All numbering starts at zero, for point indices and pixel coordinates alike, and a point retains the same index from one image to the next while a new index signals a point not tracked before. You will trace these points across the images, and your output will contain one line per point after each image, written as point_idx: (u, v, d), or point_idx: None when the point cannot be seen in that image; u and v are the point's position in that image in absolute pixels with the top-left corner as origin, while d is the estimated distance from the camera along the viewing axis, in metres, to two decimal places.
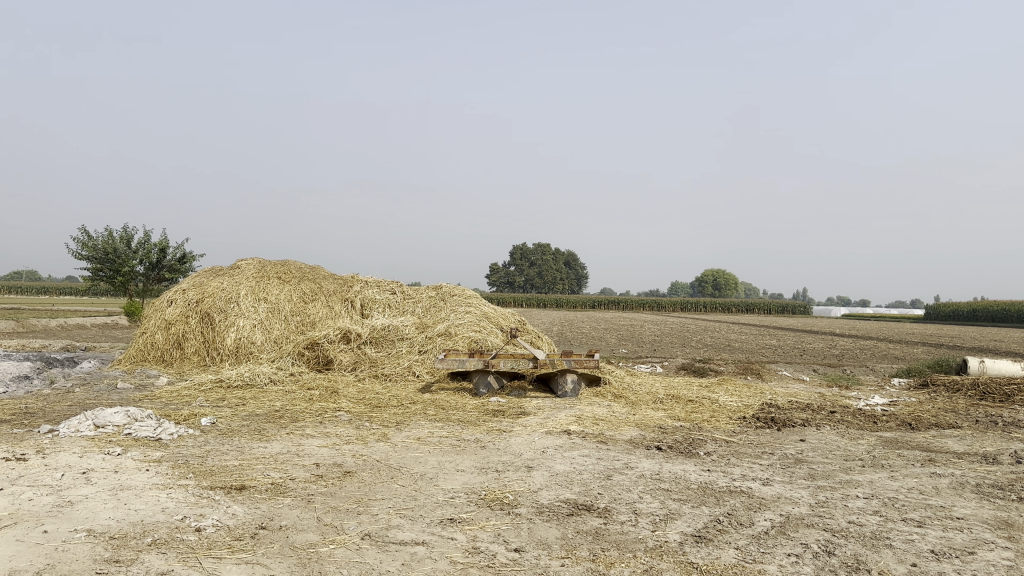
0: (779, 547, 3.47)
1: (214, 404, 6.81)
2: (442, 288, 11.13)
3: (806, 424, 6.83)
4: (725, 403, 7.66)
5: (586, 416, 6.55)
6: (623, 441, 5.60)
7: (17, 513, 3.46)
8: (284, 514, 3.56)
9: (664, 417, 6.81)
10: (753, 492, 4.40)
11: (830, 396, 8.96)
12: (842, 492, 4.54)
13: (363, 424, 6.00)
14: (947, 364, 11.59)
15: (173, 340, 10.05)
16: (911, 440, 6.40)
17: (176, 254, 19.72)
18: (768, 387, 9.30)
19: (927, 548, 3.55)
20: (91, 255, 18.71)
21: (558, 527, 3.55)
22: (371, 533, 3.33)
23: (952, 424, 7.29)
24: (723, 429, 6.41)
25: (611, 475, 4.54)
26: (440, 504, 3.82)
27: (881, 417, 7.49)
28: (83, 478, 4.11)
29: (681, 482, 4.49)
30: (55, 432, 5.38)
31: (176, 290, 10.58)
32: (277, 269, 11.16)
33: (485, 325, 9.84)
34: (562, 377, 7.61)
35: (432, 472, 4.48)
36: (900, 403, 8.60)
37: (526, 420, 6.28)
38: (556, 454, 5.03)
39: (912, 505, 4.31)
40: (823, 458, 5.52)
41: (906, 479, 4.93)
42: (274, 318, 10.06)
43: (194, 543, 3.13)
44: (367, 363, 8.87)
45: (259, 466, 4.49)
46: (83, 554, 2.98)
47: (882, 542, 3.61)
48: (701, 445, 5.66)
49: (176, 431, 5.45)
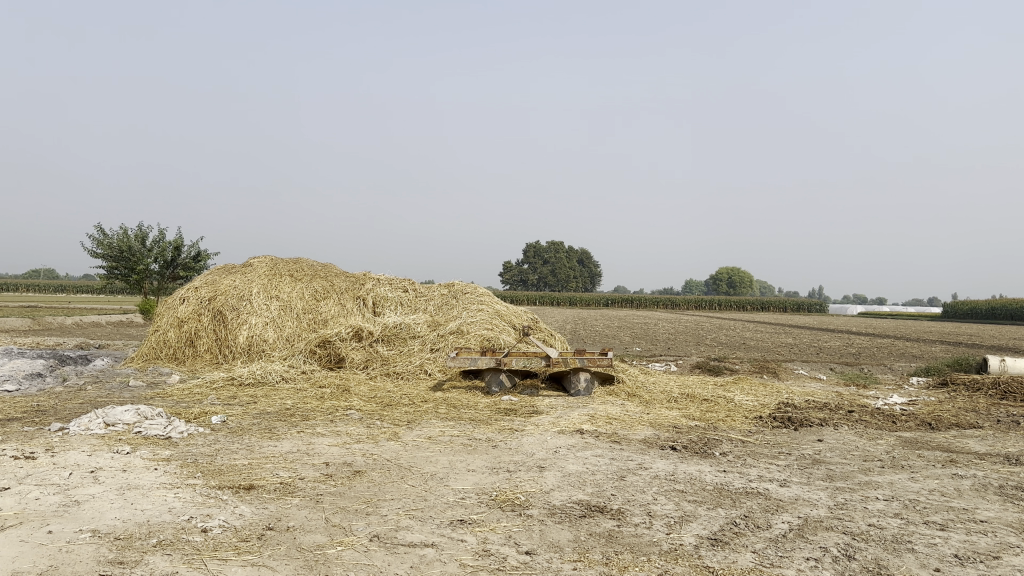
0: (797, 551, 3.38)
1: (226, 402, 6.79)
2: (454, 284, 11.10)
3: (823, 424, 6.71)
4: (740, 402, 7.54)
5: (600, 415, 6.46)
6: (637, 441, 5.51)
7: (24, 512, 3.43)
8: (292, 515, 3.51)
9: (678, 416, 6.70)
10: (770, 493, 4.31)
11: (848, 395, 8.80)
12: (862, 494, 4.44)
13: (374, 423, 5.94)
14: (967, 363, 11.39)
15: (186, 337, 10.07)
16: (932, 440, 6.27)
17: (191, 253, 19.84)
18: (784, 386, 9.15)
19: (951, 552, 3.45)
20: (107, 253, 18.80)
21: (570, 529, 3.47)
22: (380, 535, 3.28)
23: (973, 424, 7.14)
24: (739, 429, 6.30)
25: (624, 476, 4.46)
26: (450, 505, 3.76)
27: (900, 416, 7.36)
28: (92, 477, 4.08)
29: (697, 483, 4.41)
30: (65, 430, 5.38)
31: (189, 287, 10.57)
32: (289, 267, 11.15)
33: (498, 322, 9.77)
34: (575, 376, 7.54)
35: (443, 472, 4.41)
36: (920, 403, 8.44)
37: (538, 420, 6.20)
38: (569, 454, 4.95)
39: (934, 507, 4.20)
40: (841, 459, 5.41)
41: (927, 481, 4.82)
42: (285, 315, 10.04)
43: (200, 544, 3.08)
44: (379, 361, 8.84)
45: (268, 466, 4.44)
46: (87, 555, 2.94)
47: (903, 546, 3.51)
48: (716, 445, 5.56)
49: (186, 429, 5.42)
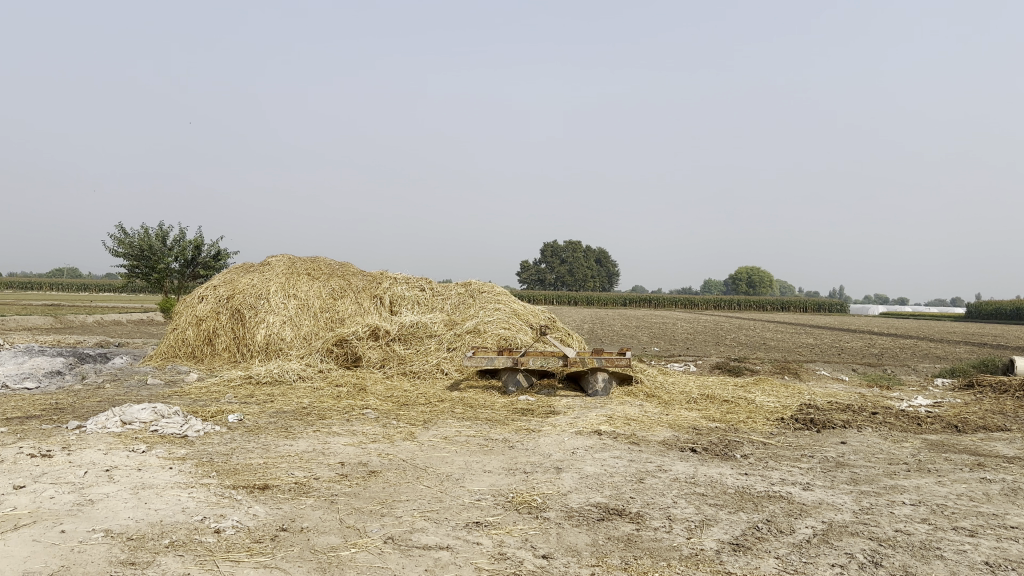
0: (822, 557, 3.28)
1: (243, 401, 6.78)
2: (471, 283, 11.05)
3: (846, 426, 6.60)
4: (762, 403, 7.43)
5: (618, 416, 6.39)
6: (656, 442, 5.43)
7: (38, 511, 3.42)
8: (306, 515, 3.47)
9: (698, 417, 6.61)
10: (793, 497, 4.21)
11: (872, 396, 8.66)
12: (888, 498, 4.32)
13: (390, 422, 5.90)
14: (993, 364, 11.17)
15: (204, 336, 10.11)
16: (959, 443, 6.13)
17: (211, 252, 19.94)
18: (807, 387, 9.02)
19: (981, 559, 3.34)
20: (128, 252, 18.91)
21: (588, 533, 3.40)
22: (394, 537, 3.22)
23: (1001, 426, 6.98)
24: (761, 430, 6.20)
25: (643, 478, 4.38)
26: (466, 507, 3.70)
27: (925, 419, 7.21)
28: (107, 476, 4.07)
29: (717, 486, 4.31)
30: (82, 428, 5.38)
31: (208, 286, 10.63)
32: (307, 266, 11.16)
33: (515, 322, 9.70)
34: (593, 376, 7.45)
35: (459, 473, 4.36)
36: (946, 405, 8.28)
37: (556, 420, 6.13)
38: (587, 455, 4.88)
39: (962, 512, 4.08)
40: (865, 462, 5.29)
41: (954, 485, 4.70)
42: (303, 314, 10.02)
43: (213, 546, 3.04)
44: (395, 360, 8.81)
45: (284, 465, 4.41)
46: (99, 556, 2.91)
47: (932, 553, 3.40)
48: (738, 447, 5.47)
49: (202, 428, 5.41)
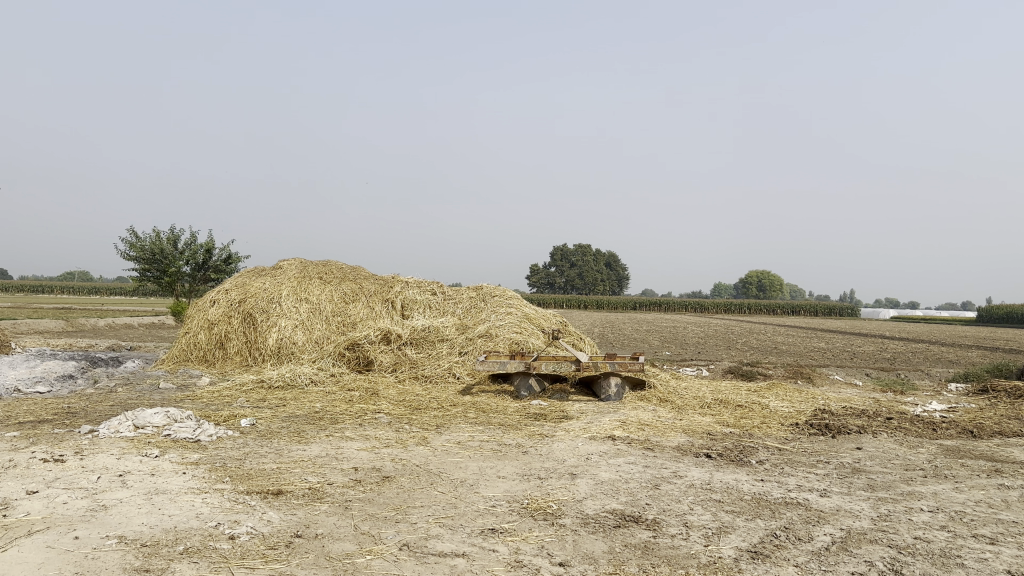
0: (841, 565, 3.24)
1: (254, 405, 6.78)
2: (483, 288, 11.03)
3: (861, 431, 6.53)
4: (776, 408, 7.38)
5: (632, 421, 6.35)
6: (670, 448, 5.39)
7: (51, 517, 3.41)
8: (321, 521, 3.46)
9: (712, 422, 6.56)
10: (810, 504, 4.16)
11: (886, 401, 8.59)
12: (905, 505, 4.27)
13: (403, 427, 5.89)
14: (1007, 368, 11.07)
15: (216, 339, 10.13)
16: (975, 449, 6.07)
17: (222, 255, 20.02)
18: (820, 391, 8.95)
19: (1003, 567, 3.29)
20: (140, 256, 18.97)
21: (604, 540, 3.38)
22: (409, 543, 3.20)
23: (1017, 432, 6.91)
24: (776, 436, 6.16)
25: (659, 484, 4.34)
26: (481, 513, 3.68)
27: (941, 424, 7.14)
28: (121, 480, 4.07)
29: (733, 492, 4.28)
30: (95, 432, 5.39)
31: (220, 289, 10.66)
32: (318, 270, 11.16)
33: (527, 326, 9.68)
34: (606, 381, 7.42)
35: (473, 478, 4.34)
36: (960, 409, 8.21)
37: (569, 425, 6.10)
38: (601, 461, 4.85)
39: (982, 519, 4.03)
40: (881, 468, 5.23)
41: (972, 492, 4.64)
42: (315, 318, 10.01)
43: (227, 552, 3.03)
44: (407, 364, 8.81)
45: (297, 471, 4.39)
46: (113, 562, 2.90)
47: (952, 561, 3.35)
48: (753, 452, 5.43)
49: (215, 432, 5.41)
